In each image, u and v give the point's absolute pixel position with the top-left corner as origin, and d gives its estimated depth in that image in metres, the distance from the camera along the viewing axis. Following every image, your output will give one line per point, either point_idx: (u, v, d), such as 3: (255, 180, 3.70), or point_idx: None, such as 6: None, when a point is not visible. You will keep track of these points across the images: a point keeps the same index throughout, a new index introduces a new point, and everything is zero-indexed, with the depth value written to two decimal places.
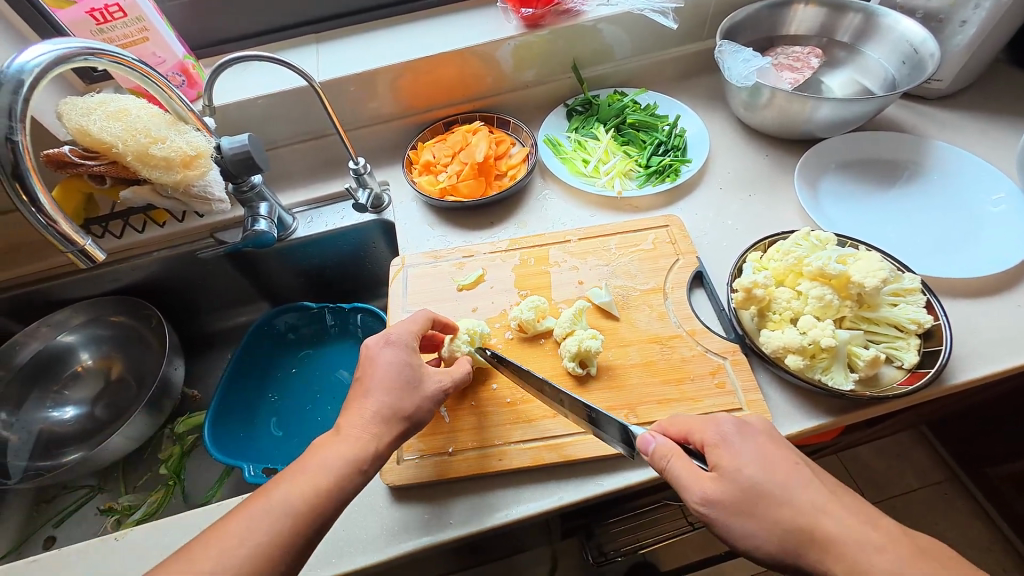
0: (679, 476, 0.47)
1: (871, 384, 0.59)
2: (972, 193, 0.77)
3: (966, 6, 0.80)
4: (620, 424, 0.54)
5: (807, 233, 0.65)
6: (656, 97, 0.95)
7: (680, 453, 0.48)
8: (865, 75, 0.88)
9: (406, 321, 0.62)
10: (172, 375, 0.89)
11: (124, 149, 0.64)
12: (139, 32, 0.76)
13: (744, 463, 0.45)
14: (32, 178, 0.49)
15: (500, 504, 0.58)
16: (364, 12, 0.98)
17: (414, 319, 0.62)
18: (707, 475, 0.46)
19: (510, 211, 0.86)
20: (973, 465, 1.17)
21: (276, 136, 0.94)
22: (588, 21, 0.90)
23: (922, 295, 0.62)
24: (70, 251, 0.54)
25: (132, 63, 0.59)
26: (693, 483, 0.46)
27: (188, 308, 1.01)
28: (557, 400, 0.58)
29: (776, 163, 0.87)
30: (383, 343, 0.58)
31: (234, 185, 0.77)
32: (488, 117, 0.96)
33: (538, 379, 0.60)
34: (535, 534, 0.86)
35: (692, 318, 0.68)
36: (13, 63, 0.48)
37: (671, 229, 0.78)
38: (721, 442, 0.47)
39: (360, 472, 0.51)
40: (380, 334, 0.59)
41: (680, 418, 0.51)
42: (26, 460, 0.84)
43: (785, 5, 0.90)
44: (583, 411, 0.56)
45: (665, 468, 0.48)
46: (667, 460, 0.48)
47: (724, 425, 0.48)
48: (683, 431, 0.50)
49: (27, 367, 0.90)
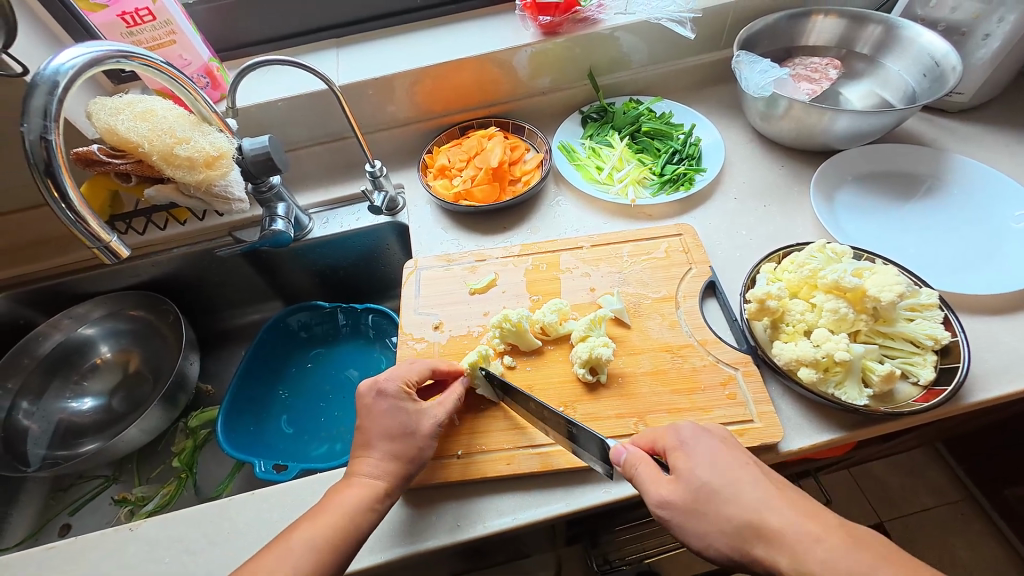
0: (644, 482, 0.49)
1: (886, 399, 0.59)
2: (995, 207, 0.76)
3: (990, 19, 0.79)
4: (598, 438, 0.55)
5: (822, 246, 0.65)
6: (671, 106, 0.96)
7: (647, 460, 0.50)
8: (885, 87, 0.87)
9: (408, 366, 0.62)
10: (188, 369, 0.91)
11: (150, 149, 0.66)
12: (167, 35, 0.78)
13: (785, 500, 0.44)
14: (63, 174, 0.50)
15: (507, 508, 0.58)
16: (384, 18, 1.00)
17: (411, 368, 0.61)
18: (670, 478, 0.48)
19: (523, 216, 0.87)
20: (991, 485, 1.15)
21: (296, 138, 0.96)
22: (605, 29, 0.91)
23: (939, 311, 0.61)
24: (96, 247, 0.55)
25: (160, 66, 0.61)
26: (654, 487, 0.48)
27: (207, 305, 1.03)
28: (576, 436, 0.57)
29: (792, 174, 0.87)
30: (377, 393, 0.59)
31: (254, 185, 0.78)
32: (504, 123, 0.97)
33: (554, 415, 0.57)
34: (541, 539, 0.85)
35: (704, 328, 0.68)
36: (49, 65, 0.50)
37: (684, 237, 0.78)
38: (680, 445, 0.50)
39: (366, 512, 0.52)
40: (371, 381, 0.60)
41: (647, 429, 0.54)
42: (45, 449, 0.86)
43: (804, 15, 0.90)
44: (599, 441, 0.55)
45: (633, 477, 0.50)
46: (635, 468, 0.50)
47: (683, 431, 0.51)
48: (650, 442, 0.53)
49: (48, 358, 0.93)
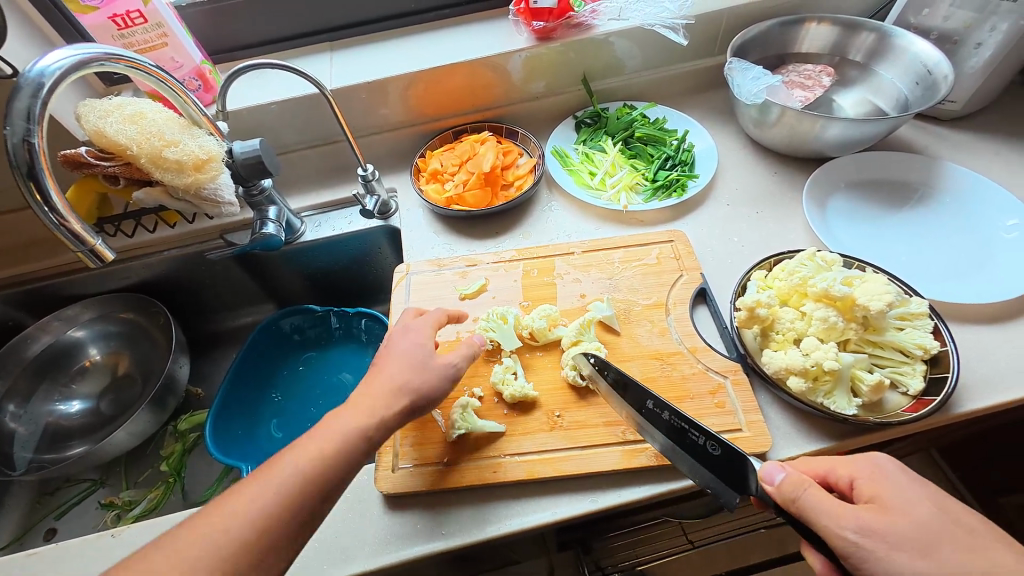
0: (814, 506, 0.44)
1: (875, 410, 0.58)
2: (986, 216, 0.76)
3: (981, 28, 0.79)
4: (729, 449, 0.50)
5: (812, 254, 0.65)
6: (665, 111, 0.95)
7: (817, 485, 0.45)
8: (878, 95, 0.87)
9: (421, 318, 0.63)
10: (177, 373, 0.90)
11: (138, 151, 0.66)
12: (159, 37, 0.78)
13: None
14: (46, 177, 0.50)
15: (493, 517, 0.57)
16: (379, 22, 1.00)
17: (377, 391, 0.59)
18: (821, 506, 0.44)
19: (515, 220, 0.87)
20: (984, 494, 1.14)
21: (288, 141, 0.96)
22: (599, 34, 0.91)
23: (929, 320, 0.61)
24: (80, 251, 0.55)
25: (148, 69, 0.60)
26: (832, 515, 0.43)
27: (198, 307, 1.03)
28: (702, 448, 0.53)
29: (784, 181, 0.86)
30: None
31: (245, 189, 0.78)
32: (497, 127, 0.96)
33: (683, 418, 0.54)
34: (530, 546, 0.85)
35: (694, 335, 0.67)
36: (34, 67, 0.49)
37: (675, 244, 0.78)
38: (874, 473, 0.46)
39: None
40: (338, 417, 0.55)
41: (816, 458, 0.51)
42: (32, 452, 0.85)
43: (798, 22, 0.90)
44: (735, 457, 0.50)
45: (799, 501, 0.45)
46: (799, 490, 0.45)
47: (877, 462, 0.47)
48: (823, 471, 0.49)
49: (37, 360, 0.92)
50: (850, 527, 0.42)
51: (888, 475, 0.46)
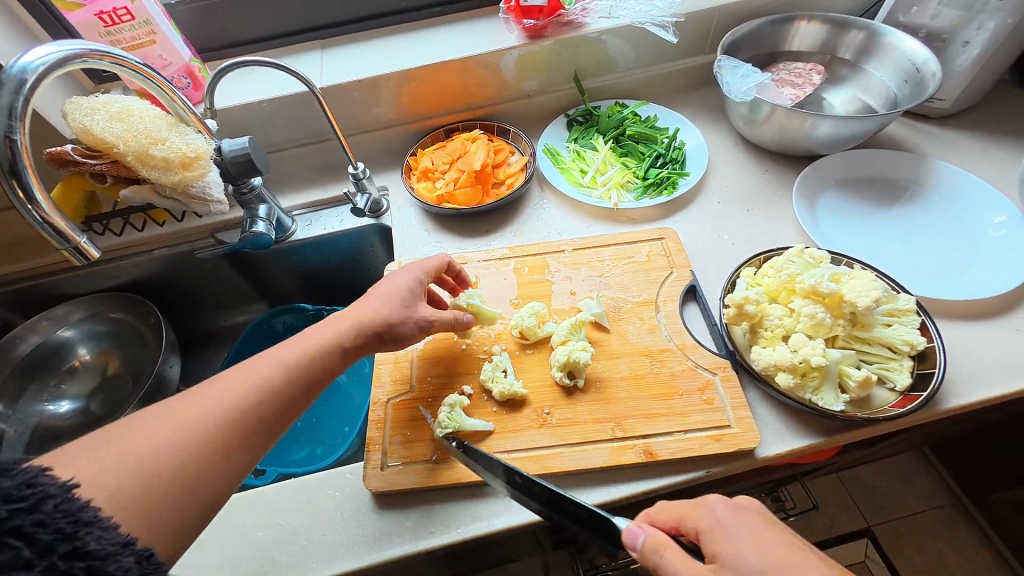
0: (671, 568, 0.44)
1: (863, 405, 0.58)
2: (975, 214, 0.76)
3: (969, 26, 0.80)
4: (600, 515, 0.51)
5: (801, 250, 0.65)
6: (656, 109, 0.96)
7: (670, 544, 0.45)
8: (867, 93, 0.87)
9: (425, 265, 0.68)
10: (167, 372, 0.89)
11: (125, 149, 0.65)
12: (146, 35, 0.77)
13: (731, 556, 0.43)
14: (29, 174, 0.49)
15: (481, 515, 0.57)
16: (370, 20, 0.99)
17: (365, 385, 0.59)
18: (700, 564, 0.43)
19: (506, 219, 0.86)
20: (977, 491, 1.15)
21: (280, 139, 0.95)
22: (589, 32, 0.91)
23: (916, 316, 0.61)
24: (65, 249, 0.54)
25: (135, 66, 0.60)
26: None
27: (188, 306, 1.02)
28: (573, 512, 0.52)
29: (775, 179, 0.87)
30: None
31: (234, 187, 0.78)
32: (488, 125, 0.96)
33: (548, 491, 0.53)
34: (524, 545, 0.85)
35: (683, 332, 0.67)
36: (17, 63, 0.49)
37: (665, 241, 0.78)
38: (716, 526, 0.45)
39: None
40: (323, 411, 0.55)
41: (666, 505, 0.49)
42: (20, 453, 0.85)
43: (787, 20, 0.90)
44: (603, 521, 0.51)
45: (658, 562, 0.45)
46: (658, 553, 0.45)
47: (718, 509, 0.46)
48: (673, 519, 0.48)
49: (26, 361, 0.91)
50: None
51: (728, 526, 0.44)
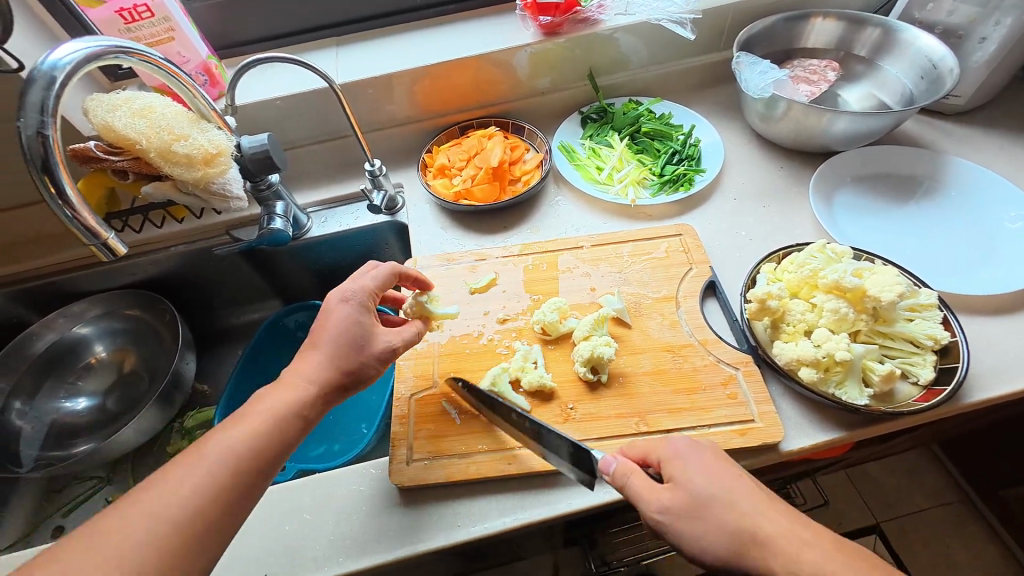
0: (638, 491, 0.47)
1: (886, 400, 0.59)
2: (992, 209, 0.76)
3: (985, 23, 0.80)
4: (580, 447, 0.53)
5: (823, 246, 0.65)
6: (670, 106, 0.96)
7: (638, 470, 0.48)
8: (882, 90, 0.87)
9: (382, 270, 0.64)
10: (184, 369, 0.89)
11: (148, 146, 0.65)
12: (165, 31, 0.77)
13: (693, 476, 0.46)
14: (60, 170, 0.50)
15: (507, 509, 0.57)
16: (385, 17, 0.99)
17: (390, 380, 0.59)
18: (663, 487, 0.47)
19: (523, 215, 0.87)
20: (985, 488, 1.15)
21: (295, 136, 0.96)
22: (605, 29, 0.91)
23: (938, 311, 0.62)
24: (92, 245, 0.54)
25: (159, 63, 0.60)
26: (649, 495, 0.47)
27: (203, 303, 1.02)
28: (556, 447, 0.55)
29: (791, 175, 0.87)
30: None
31: (252, 184, 0.78)
32: (503, 123, 0.97)
33: (533, 425, 0.56)
34: (539, 541, 0.85)
35: (705, 328, 0.68)
36: (47, 60, 0.49)
37: (684, 237, 0.78)
38: (674, 456, 0.49)
39: None
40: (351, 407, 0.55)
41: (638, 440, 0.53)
42: (38, 450, 0.85)
43: (803, 17, 0.90)
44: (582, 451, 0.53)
45: (625, 486, 0.48)
46: (627, 476, 0.48)
47: (677, 442, 0.50)
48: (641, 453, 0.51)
49: (42, 358, 0.92)
50: (661, 509, 0.46)
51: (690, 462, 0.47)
